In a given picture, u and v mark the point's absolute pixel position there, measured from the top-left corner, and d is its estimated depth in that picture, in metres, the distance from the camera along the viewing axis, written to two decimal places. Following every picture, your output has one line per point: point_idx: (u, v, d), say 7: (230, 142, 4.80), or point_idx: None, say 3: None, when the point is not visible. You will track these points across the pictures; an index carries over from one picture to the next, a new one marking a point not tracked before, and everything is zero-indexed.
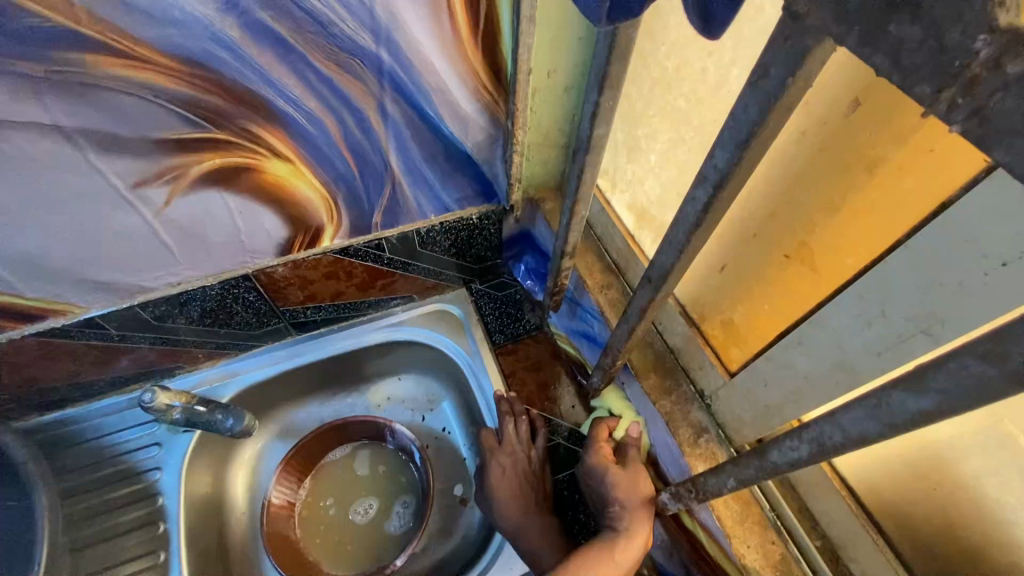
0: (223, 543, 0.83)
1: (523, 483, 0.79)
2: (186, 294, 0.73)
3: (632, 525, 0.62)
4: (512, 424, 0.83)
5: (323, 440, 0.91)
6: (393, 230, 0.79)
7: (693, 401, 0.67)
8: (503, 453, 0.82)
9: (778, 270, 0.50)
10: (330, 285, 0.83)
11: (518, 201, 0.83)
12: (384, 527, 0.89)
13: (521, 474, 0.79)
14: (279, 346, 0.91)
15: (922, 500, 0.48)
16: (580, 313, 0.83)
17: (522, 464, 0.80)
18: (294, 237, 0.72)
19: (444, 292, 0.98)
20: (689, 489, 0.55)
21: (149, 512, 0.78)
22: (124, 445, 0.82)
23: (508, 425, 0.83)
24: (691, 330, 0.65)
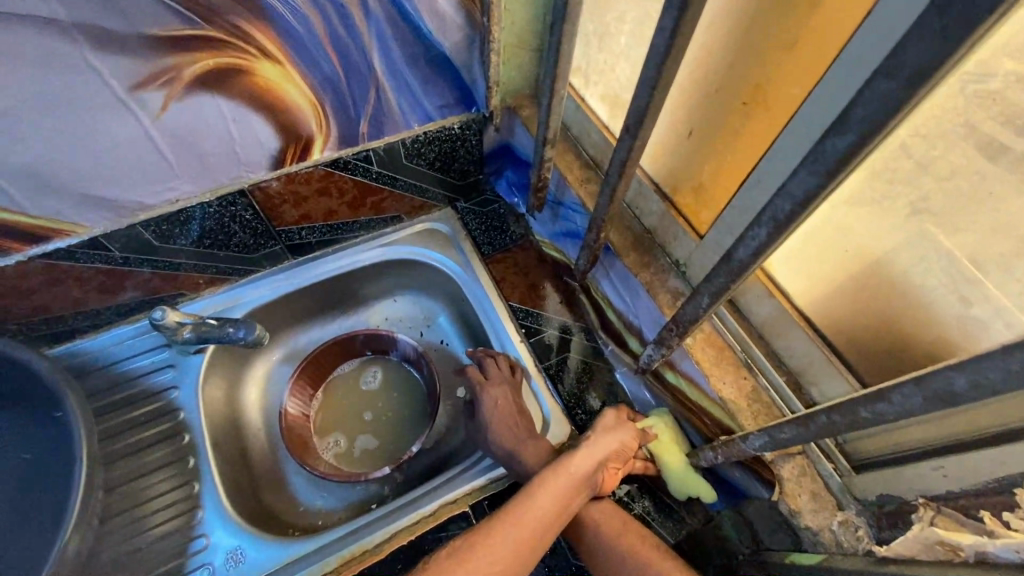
0: (244, 453, 0.88)
1: (513, 412, 0.81)
2: (186, 212, 0.76)
3: (597, 436, 0.75)
4: (492, 363, 0.86)
5: (330, 355, 0.96)
6: (380, 141, 0.82)
7: (670, 271, 0.75)
8: (492, 386, 0.83)
9: (737, 120, 0.56)
10: (323, 202, 0.87)
11: (496, 108, 0.87)
12: (326, 411, 0.96)
13: (511, 406, 0.81)
14: (277, 272, 0.95)
15: (864, 309, 0.57)
16: (562, 214, 0.89)
17: (504, 387, 0.83)
18: (286, 147, 0.75)
19: (431, 212, 1.02)
20: (670, 329, 0.63)
21: (172, 425, 0.82)
22: (139, 369, 0.85)
23: (490, 361, 0.85)
24: (664, 205, 0.72)
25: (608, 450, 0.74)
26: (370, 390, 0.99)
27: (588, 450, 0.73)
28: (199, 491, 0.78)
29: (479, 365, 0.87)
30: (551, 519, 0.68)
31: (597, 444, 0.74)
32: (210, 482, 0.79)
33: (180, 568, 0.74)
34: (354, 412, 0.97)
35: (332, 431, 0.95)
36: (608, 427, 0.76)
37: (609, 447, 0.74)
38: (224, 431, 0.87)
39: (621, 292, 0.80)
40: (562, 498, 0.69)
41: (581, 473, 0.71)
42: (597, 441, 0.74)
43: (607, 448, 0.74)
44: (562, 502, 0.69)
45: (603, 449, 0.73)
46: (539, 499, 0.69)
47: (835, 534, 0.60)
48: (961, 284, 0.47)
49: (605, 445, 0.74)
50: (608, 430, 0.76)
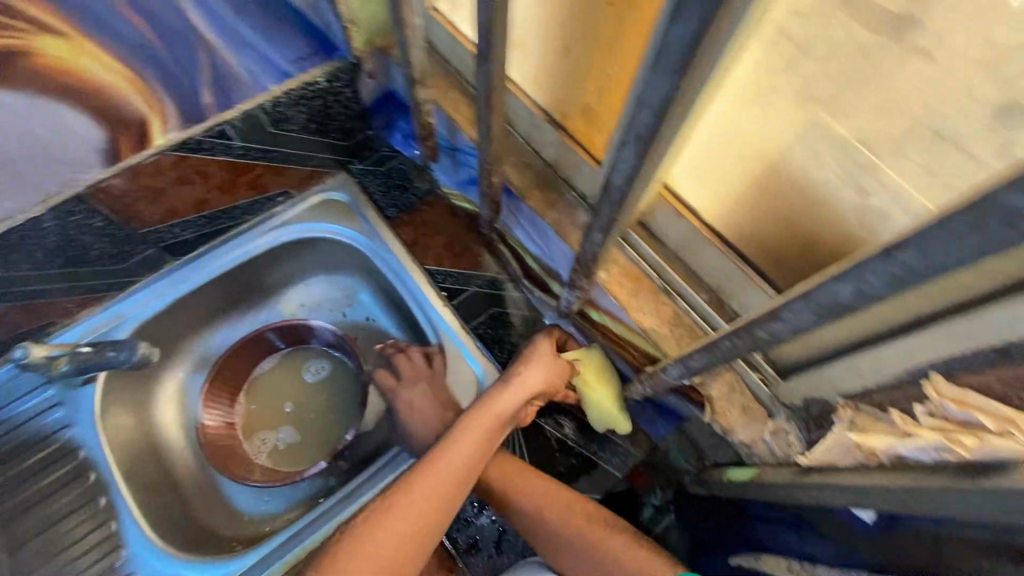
0: (171, 476, 0.82)
1: (433, 409, 0.78)
2: (16, 232, 0.65)
3: (524, 369, 0.72)
4: (405, 360, 0.82)
5: (244, 357, 0.89)
6: (234, 111, 0.71)
7: (577, 205, 0.69)
8: (405, 388, 0.79)
9: (606, 24, 0.49)
10: (186, 191, 0.76)
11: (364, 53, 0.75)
12: (249, 401, 0.90)
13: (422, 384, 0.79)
14: (160, 278, 0.84)
15: (769, 215, 0.53)
16: (460, 159, 0.81)
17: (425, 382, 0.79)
18: (116, 135, 0.66)
19: (324, 181, 0.92)
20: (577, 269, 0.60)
21: (74, 466, 0.75)
22: (22, 414, 0.76)
23: (399, 360, 0.82)
24: (558, 133, 0.65)
25: (536, 381, 0.73)
26: (293, 380, 0.92)
27: (512, 386, 0.71)
28: (120, 528, 0.72)
29: (392, 366, 0.83)
30: (472, 460, 0.69)
31: (526, 378, 0.72)
32: (131, 516, 0.72)
33: None
34: (279, 404, 0.91)
35: (257, 422, 0.89)
36: (540, 359, 0.74)
37: (536, 378, 0.72)
38: (142, 458, 0.80)
39: (533, 236, 0.75)
40: (485, 438, 0.70)
41: (507, 408, 0.71)
42: (522, 375, 0.72)
43: (535, 383, 0.72)
44: (485, 441, 0.70)
45: (530, 382, 0.72)
46: (462, 444, 0.69)
47: (767, 443, 0.61)
48: (855, 171, 0.43)
49: (535, 379, 0.72)
50: (537, 363, 0.73)
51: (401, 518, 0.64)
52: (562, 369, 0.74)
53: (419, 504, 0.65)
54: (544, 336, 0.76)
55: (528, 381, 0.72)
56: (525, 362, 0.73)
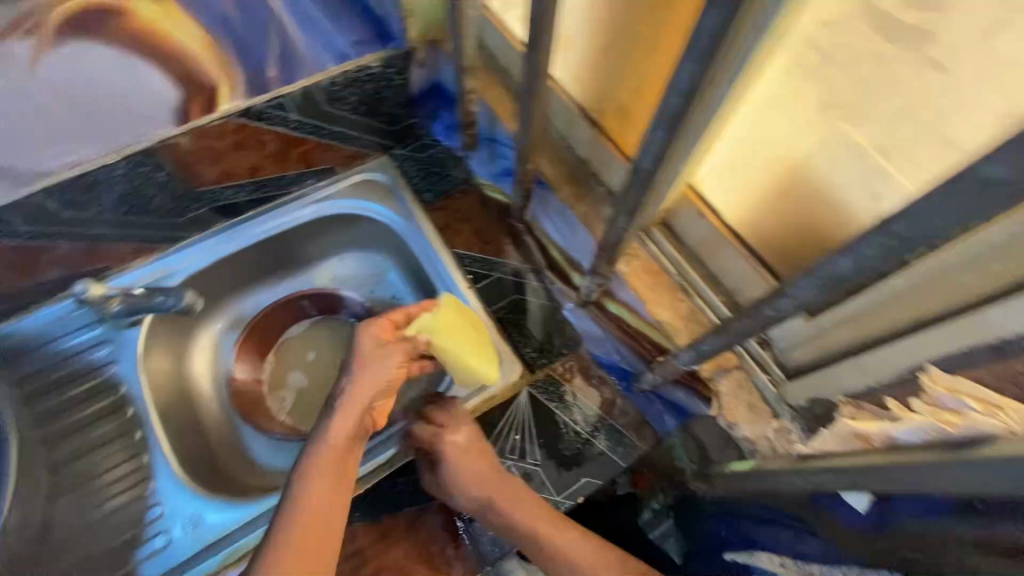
0: (198, 422, 0.87)
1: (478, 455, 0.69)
2: (90, 176, 0.70)
3: (377, 357, 0.67)
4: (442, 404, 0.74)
5: (275, 318, 0.94)
6: (293, 86, 0.77)
7: (605, 200, 0.73)
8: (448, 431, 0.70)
9: (647, 25, 0.53)
10: (243, 157, 0.82)
11: (417, 42, 0.81)
12: (280, 338, 0.96)
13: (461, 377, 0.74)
14: (209, 237, 0.91)
15: (788, 220, 0.55)
16: (498, 151, 0.86)
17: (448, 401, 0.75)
18: (188, 97, 0.71)
19: (366, 161, 0.98)
20: (602, 255, 0.62)
21: (114, 399, 0.81)
22: (72, 348, 0.82)
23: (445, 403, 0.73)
24: (593, 131, 0.68)
25: (388, 371, 0.67)
26: (317, 333, 0.97)
27: (357, 378, 0.65)
28: (149, 462, 0.77)
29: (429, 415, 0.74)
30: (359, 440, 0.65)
31: (368, 370, 0.66)
32: (159, 452, 0.78)
33: (139, 538, 0.74)
34: (302, 350, 0.96)
35: (280, 359, 0.95)
36: (374, 361, 0.67)
37: (372, 376, 0.66)
38: (173, 402, 0.86)
39: (560, 227, 0.78)
40: (360, 424, 0.65)
41: (365, 399, 0.65)
42: (358, 371, 0.66)
43: (379, 378, 0.66)
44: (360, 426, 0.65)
45: (381, 376, 0.66)
46: (347, 424, 0.63)
47: (772, 440, 0.63)
48: (873, 177, 0.45)
49: (364, 386, 0.65)
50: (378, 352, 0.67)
51: (313, 523, 0.55)
52: (398, 360, 0.67)
53: (326, 504, 0.57)
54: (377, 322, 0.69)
55: (362, 379, 0.65)
56: (361, 356, 0.67)
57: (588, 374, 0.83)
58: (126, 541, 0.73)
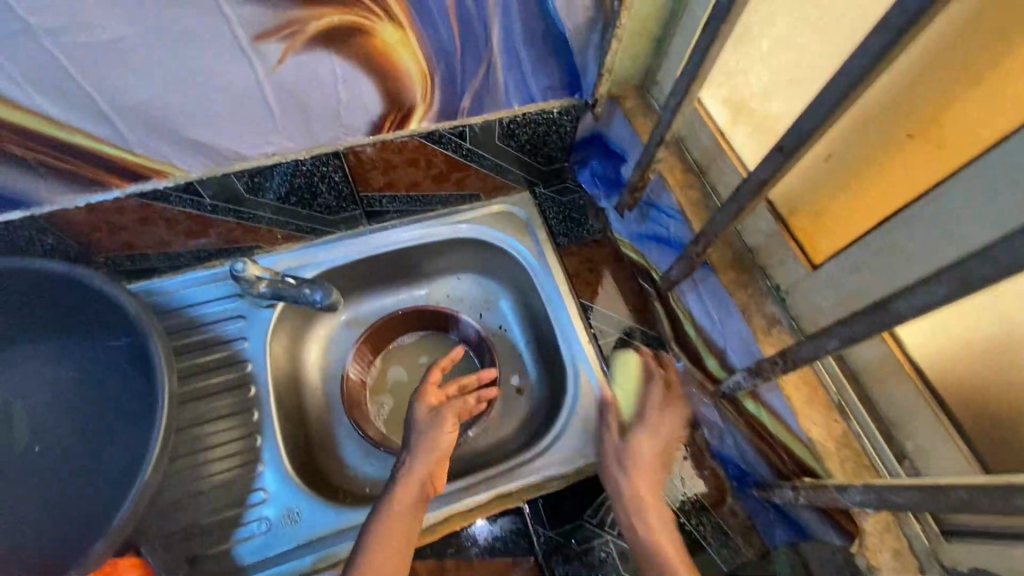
0: (302, 410, 0.89)
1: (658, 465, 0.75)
2: (279, 167, 0.74)
3: (437, 434, 0.76)
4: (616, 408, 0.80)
5: (391, 327, 0.96)
6: (478, 117, 0.79)
7: (768, 296, 0.71)
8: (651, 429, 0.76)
9: (893, 150, 0.52)
10: (409, 173, 0.85)
11: (601, 97, 0.82)
12: (393, 351, 0.98)
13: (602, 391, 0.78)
14: (351, 236, 0.94)
15: (995, 377, 0.52)
16: (652, 215, 0.84)
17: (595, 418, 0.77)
18: (387, 113, 0.72)
19: (510, 194, 1.00)
20: (774, 361, 0.60)
21: (239, 375, 0.83)
22: (210, 315, 0.86)
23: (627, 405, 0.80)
24: (777, 226, 0.67)
25: (444, 438, 0.76)
26: (424, 351, 0.99)
27: (416, 449, 0.75)
28: (261, 445, 0.79)
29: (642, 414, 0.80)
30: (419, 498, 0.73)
31: (431, 438, 0.76)
32: (271, 437, 0.80)
33: (239, 518, 0.76)
34: (409, 365, 0.98)
35: (387, 370, 0.98)
36: (429, 428, 0.76)
37: (431, 450, 0.75)
38: (286, 387, 0.88)
39: (709, 309, 0.76)
40: (418, 488, 0.73)
41: (439, 463, 0.75)
42: (424, 435, 0.76)
43: (429, 452, 0.75)
44: (418, 490, 0.73)
45: (437, 445, 0.75)
46: (409, 489, 0.72)
47: None
48: None
49: (422, 460, 0.74)
50: (430, 421, 0.77)
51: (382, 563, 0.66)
52: (445, 433, 0.76)
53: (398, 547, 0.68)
54: (425, 393, 0.79)
55: (430, 448, 0.75)
56: (428, 421, 0.77)
57: (701, 463, 0.82)
58: (228, 518, 0.75)
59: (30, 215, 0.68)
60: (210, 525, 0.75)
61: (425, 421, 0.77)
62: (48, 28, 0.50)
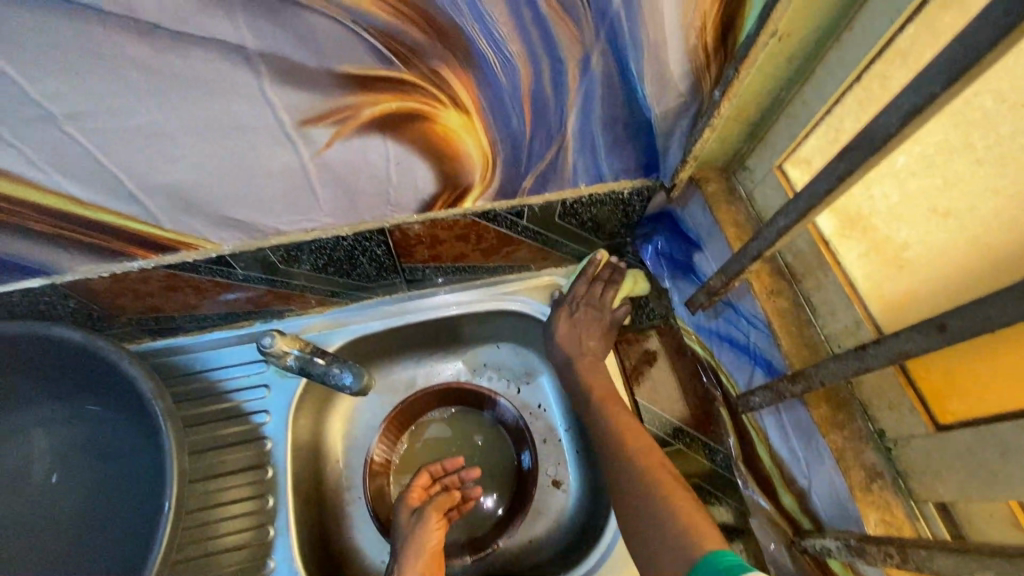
0: (320, 489, 0.83)
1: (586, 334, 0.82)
2: (319, 241, 0.67)
3: (423, 527, 0.73)
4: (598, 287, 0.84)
5: (424, 403, 0.88)
6: (539, 197, 0.70)
7: (869, 441, 0.60)
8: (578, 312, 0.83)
9: None
10: (457, 247, 0.77)
11: (682, 179, 0.73)
12: (425, 431, 0.90)
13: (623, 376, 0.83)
14: (389, 301, 0.87)
15: None
16: (728, 316, 0.74)
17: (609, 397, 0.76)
18: (441, 193, 0.64)
19: (560, 265, 0.90)
20: (888, 554, 0.48)
21: (257, 453, 0.77)
22: (232, 382, 0.80)
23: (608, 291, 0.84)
24: (893, 368, 0.56)
25: (431, 537, 0.73)
26: (458, 428, 0.90)
27: (407, 545, 0.72)
28: (273, 538, 0.73)
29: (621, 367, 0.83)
30: None
31: (420, 538, 0.72)
32: (285, 530, 0.73)
33: None
34: (441, 444, 0.90)
35: (417, 447, 0.89)
36: (415, 528, 0.74)
37: (422, 543, 0.72)
38: (306, 465, 0.81)
39: (791, 440, 0.66)
40: None
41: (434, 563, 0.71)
42: (416, 527, 0.74)
43: (422, 546, 0.72)
44: None
45: (425, 544, 0.72)
46: None
47: None
48: None
49: (414, 558, 0.71)
50: (420, 519, 0.75)
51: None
52: (434, 522, 0.74)
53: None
54: (410, 491, 0.79)
55: (420, 542, 0.72)
56: (417, 514, 0.75)
57: None
58: None
59: (51, 282, 0.63)
60: None
61: (408, 521, 0.76)
62: (71, 114, 0.43)
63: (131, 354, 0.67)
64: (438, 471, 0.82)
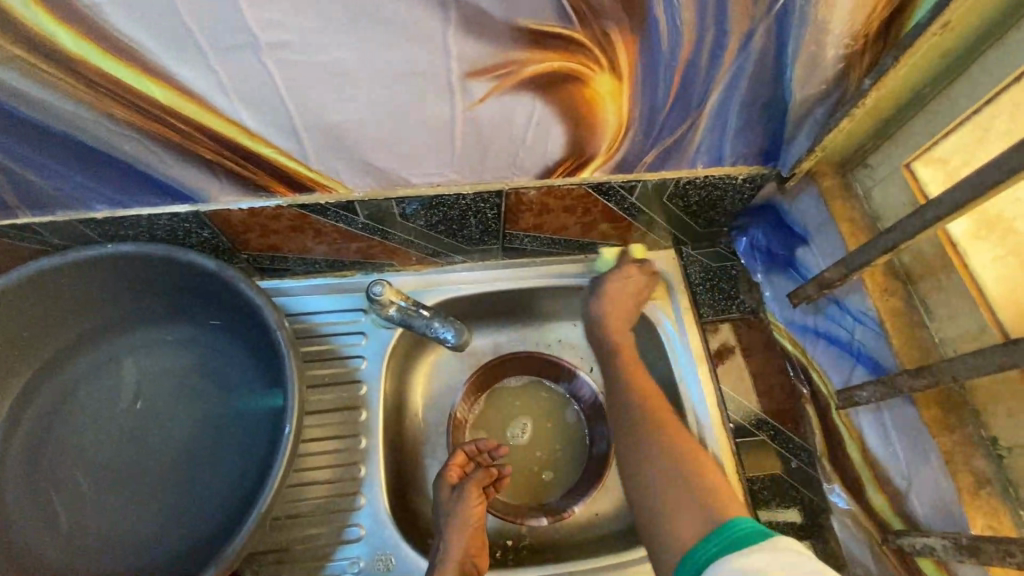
0: (401, 439, 0.86)
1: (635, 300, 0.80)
2: (441, 197, 0.70)
3: (463, 505, 0.71)
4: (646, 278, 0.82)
5: (504, 367, 0.90)
6: (655, 175, 0.71)
7: (980, 447, 0.59)
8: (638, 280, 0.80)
9: None
10: (562, 218, 0.79)
11: (800, 170, 0.73)
12: (508, 392, 0.92)
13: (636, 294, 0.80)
14: (481, 267, 0.89)
15: None
16: (831, 312, 0.73)
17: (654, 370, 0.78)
18: (565, 160, 0.66)
19: (652, 249, 0.91)
20: (1011, 554, 0.48)
21: (352, 395, 0.80)
22: (333, 327, 0.83)
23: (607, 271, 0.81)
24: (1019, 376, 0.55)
25: (471, 515, 0.71)
26: (534, 396, 0.92)
27: (449, 522, 0.70)
28: (363, 477, 0.76)
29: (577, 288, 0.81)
30: None
31: (460, 518, 0.70)
32: (374, 472, 0.76)
33: (332, 552, 0.72)
34: (522, 408, 0.92)
35: (499, 407, 0.92)
36: (455, 506, 0.71)
37: (464, 523, 0.70)
38: (391, 413, 0.84)
39: (891, 441, 0.66)
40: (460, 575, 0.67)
41: (476, 543, 0.70)
42: (456, 504, 0.71)
43: (464, 527, 0.70)
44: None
45: (467, 522, 0.70)
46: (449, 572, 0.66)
47: None
48: None
49: (458, 537, 0.69)
50: (462, 497, 0.72)
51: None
52: (475, 501, 0.71)
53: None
54: (450, 460, 0.75)
55: (461, 522, 0.70)
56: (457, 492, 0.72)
57: None
58: (319, 548, 0.72)
59: (195, 210, 0.66)
60: (302, 552, 0.72)
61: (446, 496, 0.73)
62: (272, 43, 0.46)
63: (257, 286, 0.71)
64: (471, 449, 0.76)
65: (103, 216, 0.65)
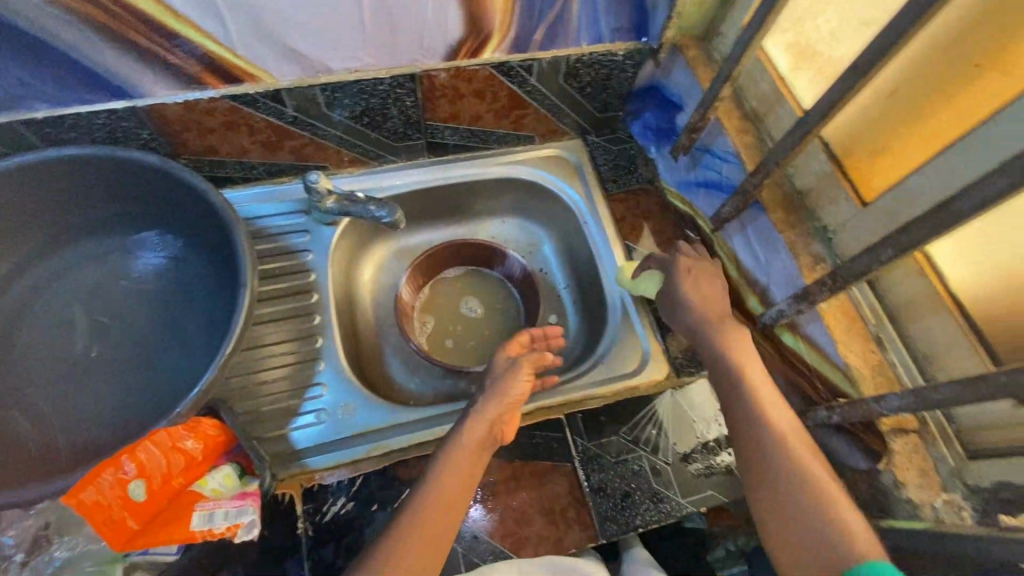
0: (354, 325, 0.94)
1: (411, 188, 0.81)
2: (359, 84, 0.78)
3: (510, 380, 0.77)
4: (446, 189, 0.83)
5: (440, 257, 1.00)
6: (548, 53, 0.82)
7: (815, 236, 0.75)
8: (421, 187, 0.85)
9: (956, 83, 0.55)
10: (474, 104, 0.89)
11: (667, 42, 0.86)
12: (451, 282, 1.04)
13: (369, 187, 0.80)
14: (411, 167, 0.98)
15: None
16: (705, 161, 0.88)
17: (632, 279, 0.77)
18: (466, 39, 0.77)
19: (561, 140, 1.03)
20: (824, 284, 0.63)
21: (303, 282, 0.88)
22: (277, 227, 0.91)
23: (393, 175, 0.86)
24: (832, 167, 0.70)
25: (517, 388, 0.76)
26: (474, 283, 1.04)
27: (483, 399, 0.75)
28: (321, 348, 0.84)
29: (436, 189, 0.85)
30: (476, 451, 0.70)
31: (503, 388, 0.75)
32: (330, 343, 0.85)
33: (297, 409, 0.80)
34: (465, 294, 1.03)
35: (444, 296, 1.03)
36: (507, 375, 0.77)
37: (502, 394, 0.75)
38: (342, 301, 0.93)
39: (756, 250, 0.80)
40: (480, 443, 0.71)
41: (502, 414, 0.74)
42: (506, 381, 0.77)
43: (505, 399, 0.75)
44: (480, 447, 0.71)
45: (508, 393, 0.75)
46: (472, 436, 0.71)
47: (936, 510, 0.64)
48: None
49: (489, 406, 0.74)
50: (517, 376, 0.77)
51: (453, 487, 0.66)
52: (525, 380, 0.77)
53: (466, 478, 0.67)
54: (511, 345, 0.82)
55: (499, 395, 0.75)
56: (519, 371, 0.78)
57: None
58: (287, 408, 0.80)
59: (132, 106, 0.72)
60: (271, 413, 0.80)
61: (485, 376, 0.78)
62: None
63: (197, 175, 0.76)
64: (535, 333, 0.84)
65: (44, 117, 0.71)
